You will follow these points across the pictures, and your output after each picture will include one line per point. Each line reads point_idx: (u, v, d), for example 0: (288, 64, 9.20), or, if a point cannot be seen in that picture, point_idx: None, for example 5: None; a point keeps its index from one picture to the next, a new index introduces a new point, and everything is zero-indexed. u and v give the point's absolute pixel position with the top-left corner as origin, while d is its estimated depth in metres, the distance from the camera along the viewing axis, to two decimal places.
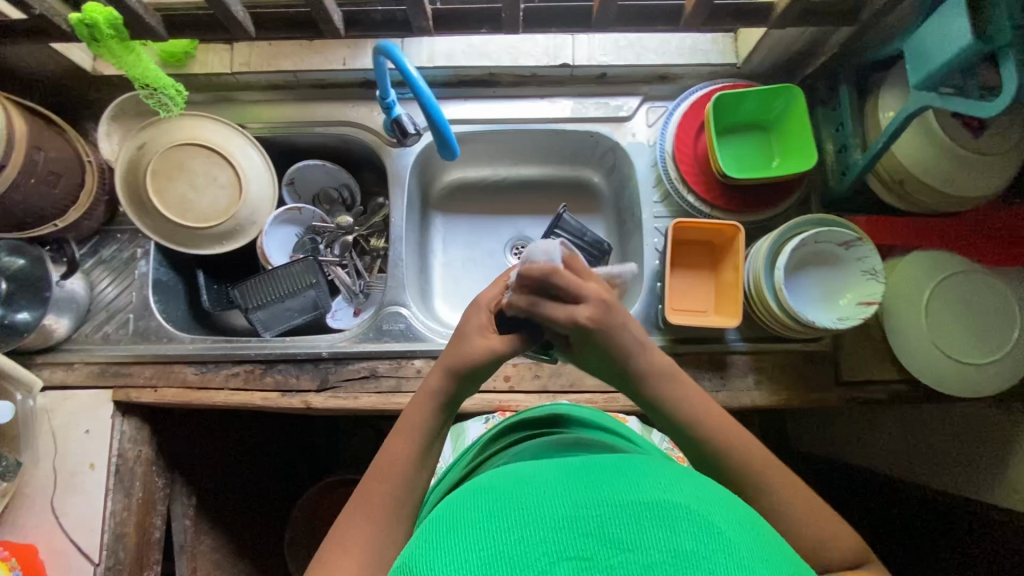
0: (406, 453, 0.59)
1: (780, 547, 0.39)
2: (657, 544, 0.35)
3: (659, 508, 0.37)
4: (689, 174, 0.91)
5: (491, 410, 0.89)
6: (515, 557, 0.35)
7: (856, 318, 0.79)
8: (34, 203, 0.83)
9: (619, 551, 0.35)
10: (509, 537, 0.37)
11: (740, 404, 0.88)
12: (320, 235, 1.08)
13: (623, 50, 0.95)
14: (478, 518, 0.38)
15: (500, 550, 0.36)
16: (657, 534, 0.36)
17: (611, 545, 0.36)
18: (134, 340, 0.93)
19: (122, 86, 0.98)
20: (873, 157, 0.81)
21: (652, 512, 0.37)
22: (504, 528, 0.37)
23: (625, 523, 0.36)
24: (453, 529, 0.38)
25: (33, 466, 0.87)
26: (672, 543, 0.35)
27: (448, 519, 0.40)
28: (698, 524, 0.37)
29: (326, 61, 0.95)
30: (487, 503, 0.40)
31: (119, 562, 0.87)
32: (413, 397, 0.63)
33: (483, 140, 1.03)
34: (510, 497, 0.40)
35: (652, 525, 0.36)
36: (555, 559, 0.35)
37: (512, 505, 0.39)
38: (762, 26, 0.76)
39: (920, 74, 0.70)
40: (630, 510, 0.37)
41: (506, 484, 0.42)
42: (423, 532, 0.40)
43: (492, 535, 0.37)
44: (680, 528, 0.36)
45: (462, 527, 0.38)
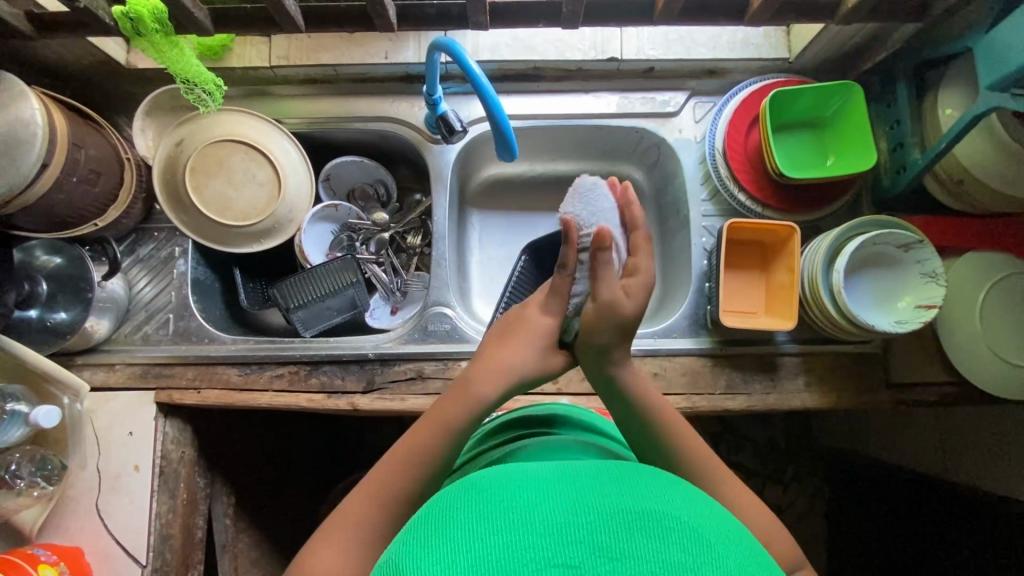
0: (432, 431, 0.60)
1: (766, 564, 0.39)
2: (647, 554, 0.35)
3: (651, 520, 0.37)
4: (740, 173, 0.89)
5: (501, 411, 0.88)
6: (502, 561, 0.35)
7: (916, 322, 0.78)
8: (75, 203, 0.81)
9: (607, 560, 0.35)
10: (496, 539, 0.36)
11: (789, 407, 0.87)
12: (356, 232, 1.05)
13: (672, 44, 0.93)
14: (467, 516, 0.38)
15: (487, 552, 0.35)
16: (648, 545, 0.36)
17: (598, 554, 0.35)
18: (176, 341, 0.92)
19: (157, 80, 0.95)
20: (934, 158, 0.79)
21: (642, 522, 0.37)
22: (493, 529, 0.37)
23: (615, 533, 0.36)
24: (443, 525, 0.38)
25: (79, 469, 0.86)
26: (664, 554, 0.35)
27: (437, 516, 0.39)
28: (689, 536, 0.37)
29: (368, 54, 0.93)
30: (475, 503, 0.39)
31: (165, 563, 0.87)
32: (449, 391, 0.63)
33: (524, 136, 1.01)
34: (501, 497, 0.39)
35: (644, 536, 0.36)
36: (542, 566, 0.35)
37: (502, 506, 0.39)
38: (828, 21, 0.74)
39: (994, 74, 0.68)
40: (621, 520, 0.37)
41: (494, 483, 0.42)
42: (410, 530, 0.40)
43: (477, 534, 0.37)
44: (670, 539, 0.36)
45: (452, 525, 0.38)
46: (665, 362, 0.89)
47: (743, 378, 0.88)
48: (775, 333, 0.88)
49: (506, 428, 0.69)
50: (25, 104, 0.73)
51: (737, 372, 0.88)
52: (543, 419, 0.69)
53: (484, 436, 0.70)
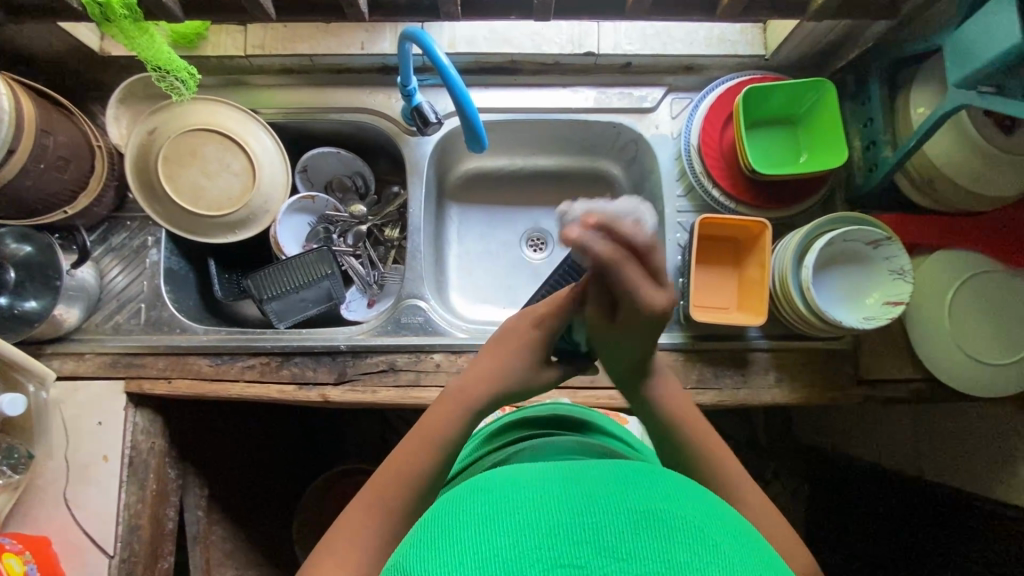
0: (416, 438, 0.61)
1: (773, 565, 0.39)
2: (653, 554, 0.35)
3: (656, 519, 0.37)
4: (715, 169, 0.90)
5: None
6: (507, 562, 0.34)
7: (882, 319, 0.78)
8: (44, 189, 0.80)
9: (614, 560, 0.35)
10: (502, 540, 0.36)
11: (760, 402, 0.88)
12: (333, 224, 1.05)
13: (649, 39, 0.93)
14: (471, 518, 0.38)
15: (493, 554, 0.35)
16: (654, 544, 0.35)
17: (605, 554, 0.35)
18: (147, 330, 0.91)
19: (132, 67, 0.95)
20: (905, 155, 0.80)
21: (647, 521, 0.37)
22: (499, 530, 0.37)
23: (622, 533, 0.36)
24: (448, 528, 0.38)
25: (46, 458, 0.85)
26: (670, 554, 0.35)
27: (442, 518, 0.39)
28: (695, 536, 0.36)
29: (344, 45, 0.92)
30: (480, 504, 0.39)
31: (133, 554, 0.86)
32: (437, 404, 0.64)
33: (502, 129, 1.01)
34: (507, 498, 0.39)
35: (649, 536, 0.36)
36: (548, 567, 0.34)
37: (508, 507, 0.38)
38: (799, 19, 0.74)
39: (963, 72, 0.69)
40: (628, 520, 0.37)
41: (499, 484, 0.41)
42: (416, 534, 0.40)
43: (484, 536, 0.36)
44: (676, 538, 0.36)
45: (457, 528, 0.38)
46: None
47: (715, 372, 0.89)
48: (747, 328, 0.88)
49: (509, 428, 0.69)
50: None
51: (708, 367, 0.89)
52: (541, 420, 0.69)
53: (486, 437, 0.71)
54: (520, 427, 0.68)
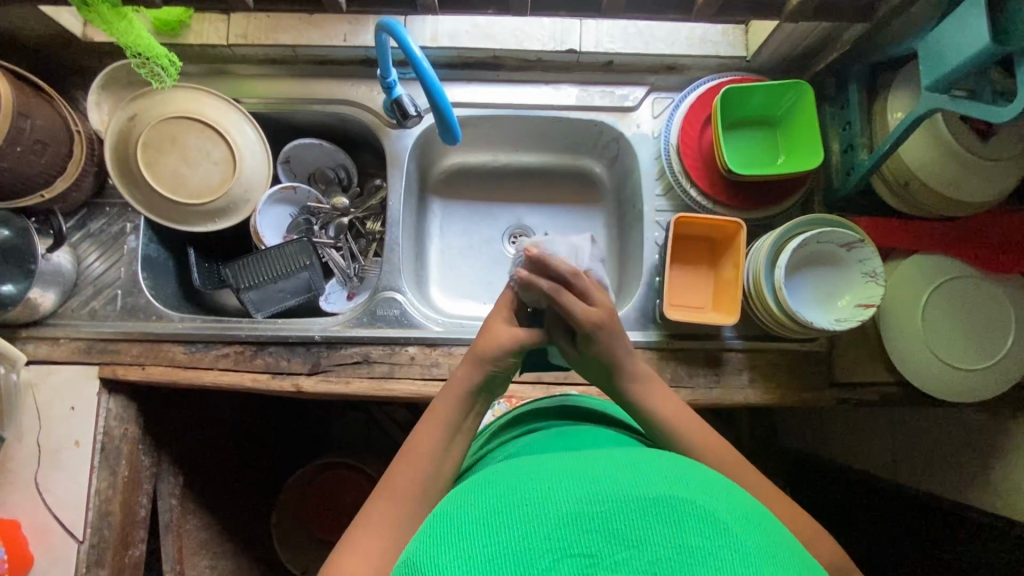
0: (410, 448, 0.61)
1: (788, 551, 0.40)
2: (662, 540, 0.37)
3: (664, 505, 0.39)
4: (692, 169, 0.90)
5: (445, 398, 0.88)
6: (521, 553, 0.37)
7: (854, 320, 0.78)
8: (21, 172, 0.81)
9: (625, 547, 0.37)
10: (513, 534, 0.38)
11: (733, 402, 0.88)
12: (314, 215, 1.06)
13: (631, 38, 0.93)
14: (482, 514, 0.40)
15: (505, 547, 0.37)
16: (662, 530, 0.37)
17: (616, 541, 0.37)
18: (123, 317, 0.91)
19: (114, 54, 0.95)
20: (880, 158, 0.80)
21: (655, 507, 0.39)
22: (512, 523, 0.39)
23: (631, 520, 0.38)
24: (457, 524, 0.40)
25: (17, 441, 0.85)
26: (678, 538, 0.37)
27: (455, 515, 0.41)
28: (702, 520, 0.38)
29: (326, 37, 0.92)
30: (492, 498, 0.41)
31: (103, 540, 0.86)
32: (421, 423, 0.63)
33: (484, 125, 1.01)
34: (514, 492, 0.42)
35: (658, 522, 0.38)
36: (561, 556, 0.37)
37: (515, 501, 0.41)
38: (776, 20, 0.75)
39: (934, 76, 0.69)
40: (636, 507, 0.39)
41: (510, 480, 0.44)
42: (426, 529, 0.42)
43: (498, 528, 0.39)
44: (686, 524, 0.38)
45: (471, 522, 0.40)
46: None
47: (689, 372, 0.89)
48: (721, 328, 0.89)
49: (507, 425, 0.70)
50: None
51: (682, 366, 0.89)
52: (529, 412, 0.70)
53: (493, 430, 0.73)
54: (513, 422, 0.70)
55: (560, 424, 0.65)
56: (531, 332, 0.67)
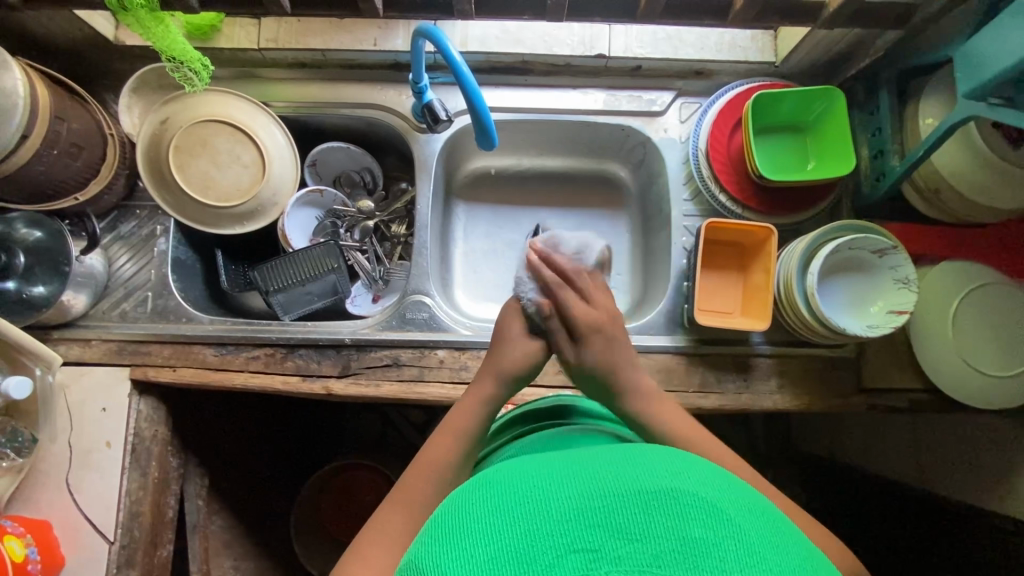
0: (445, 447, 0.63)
1: (792, 539, 0.40)
2: (665, 533, 0.37)
3: (667, 498, 0.38)
4: (722, 174, 0.90)
5: None
6: (522, 552, 0.36)
7: (886, 327, 0.79)
8: (56, 175, 0.81)
9: (626, 542, 0.36)
10: (515, 532, 0.38)
11: (762, 407, 0.88)
12: (340, 219, 1.06)
13: (660, 43, 0.93)
14: (484, 511, 0.40)
15: (507, 545, 0.37)
16: (665, 522, 0.37)
17: (618, 536, 0.37)
18: (153, 319, 0.92)
19: (146, 58, 0.95)
20: (913, 165, 0.80)
21: (658, 501, 0.38)
22: (511, 523, 0.38)
23: (632, 514, 0.38)
24: (459, 525, 0.40)
25: (50, 442, 0.86)
26: (682, 531, 0.37)
27: (454, 515, 0.41)
28: (705, 511, 0.38)
29: (357, 41, 0.93)
30: (492, 498, 0.41)
31: (133, 541, 0.87)
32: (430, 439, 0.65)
33: (511, 129, 1.01)
34: (516, 491, 0.41)
35: (661, 515, 0.37)
36: (562, 553, 0.36)
37: (517, 499, 0.40)
38: (810, 25, 0.75)
39: (972, 83, 0.69)
40: (637, 501, 0.38)
41: (509, 478, 0.43)
42: (428, 531, 0.41)
43: (497, 529, 0.38)
44: (688, 516, 0.37)
45: (472, 523, 0.39)
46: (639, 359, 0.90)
47: (717, 377, 0.89)
48: (749, 333, 0.89)
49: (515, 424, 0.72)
50: (6, 75, 0.72)
51: (711, 370, 0.89)
52: (535, 412, 0.72)
53: (498, 430, 0.74)
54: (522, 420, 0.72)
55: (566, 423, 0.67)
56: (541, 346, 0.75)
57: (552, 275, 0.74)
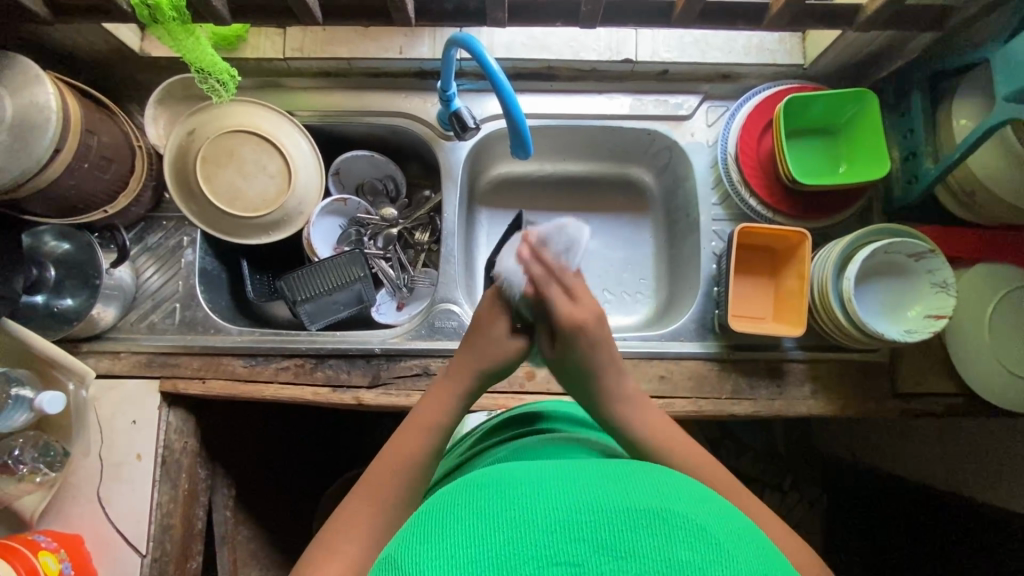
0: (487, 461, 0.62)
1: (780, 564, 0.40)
2: (652, 552, 0.36)
3: (654, 518, 0.38)
4: (752, 178, 0.89)
5: (495, 409, 0.88)
6: (504, 559, 0.36)
7: (926, 331, 0.78)
8: (87, 188, 0.81)
9: (610, 560, 0.36)
10: (497, 536, 0.37)
11: (795, 413, 0.87)
12: (364, 227, 1.05)
13: (687, 47, 0.93)
14: (468, 513, 0.39)
15: (488, 549, 0.37)
16: (652, 542, 0.37)
17: (602, 553, 0.36)
18: (181, 330, 0.91)
19: (171, 69, 0.95)
20: (948, 168, 0.79)
21: (647, 520, 0.38)
22: (495, 527, 0.38)
23: (620, 532, 0.37)
24: (441, 522, 0.39)
25: (81, 456, 0.85)
26: (667, 552, 0.36)
27: (439, 513, 0.40)
28: (696, 535, 0.37)
29: (383, 49, 0.93)
30: (480, 501, 0.40)
31: (165, 554, 0.86)
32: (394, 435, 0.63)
33: (536, 134, 1.01)
34: (504, 494, 0.41)
35: (648, 533, 0.37)
36: (544, 565, 0.36)
37: (502, 505, 0.40)
38: (845, 29, 0.74)
39: (1012, 86, 0.68)
40: (625, 518, 0.38)
41: (499, 482, 0.43)
42: (412, 525, 0.41)
43: (480, 533, 0.38)
44: (675, 537, 0.37)
45: (454, 523, 0.39)
46: (671, 365, 0.89)
47: (750, 383, 0.88)
48: (782, 338, 0.88)
49: (506, 425, 0.71)
50: (39, 89, 0.72)
51: (743, 377, 0.88)
52: (534, 417, 0.71)
53: (487, 432, 0.73)
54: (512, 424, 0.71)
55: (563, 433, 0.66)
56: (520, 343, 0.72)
57: (540, 270, 0.65)
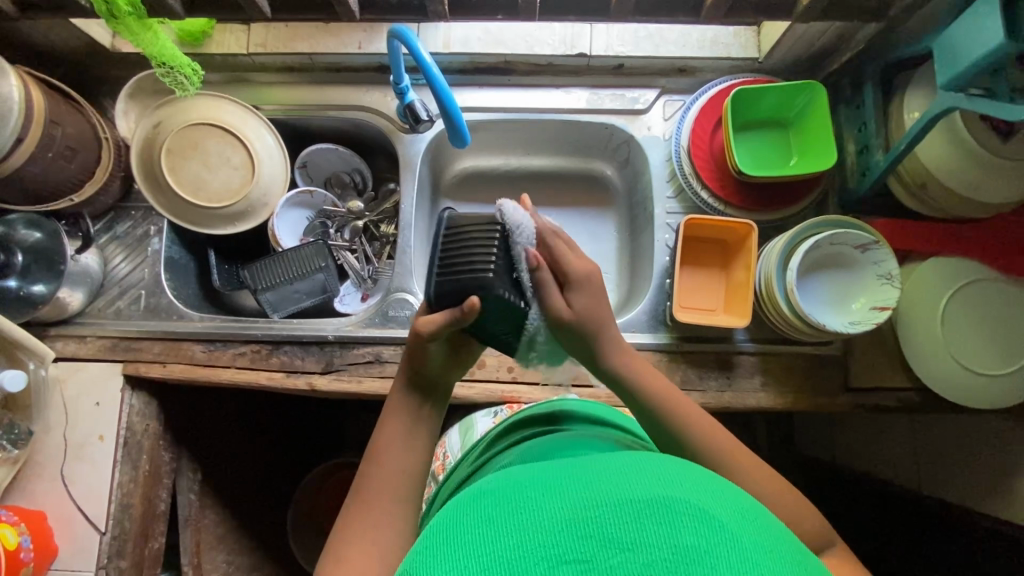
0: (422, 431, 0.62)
1: (786, 538, 0.41)
2: (657, 541, 0.37)
3: (658, 506, 0.39)
4: (703, 171, 0.90)
5: (500, 403, 0.88)
6: (514, 563, 0.37)
7: (868, 323, 0.77)
8: (51, 176, 0.84)
9: (619, 552, 0.37)
10: (508, 542, 0.38)
11: (745, 405, 0.87)
12: (330, 219, 1.08)
13: (642, 41, 0.94)
14: (478, 522, 0.40)
15: (500, 556, 0.37)
16: (658, 531, 0.37)
17: (611, 545, 0.37)
18: (146, 316, 0.94)
19: (142, 64, 0.99)
20: (895, 159, 0.78)
21: (652, 509, 0.39)
22: (505, 531, 0.39)
23: (625, 523, 0.38)
24: (455, 535, 0.40)
25: (45, 434, 0.89)
26: (673, 538, 0.37)
27: (449, 524, 0.42)
28: (698, 519, 0.38)
29: (342, 45, 0.96)
30: (488, 507, 0.42)
31: (124, 532, 0.89)
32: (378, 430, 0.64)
33: (496, 129, 1.02)
34: (511, 500, 0.42)
35: (652, 521, 0.38)
36: (555, 563, 0.37)
37: (509, 510, 0.41)
38: (786, 18, 0.74)
39: (950, 74, 0.68)
40: (627, 510, 0.39)
41: (504, 488, 0.44)
42: (425, 537, 0.42)
43: (493, 541, 0.39)
44: (680, 524, 0.37)
45: (464, 534, 0.40)
46: None
47: (699, 375, 0.88)
48: (732, 331, 0.88)
49: (514, 430, 0.68)
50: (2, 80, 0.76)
51: (692, 369, 0.88)
52: (538, 417, 0.68)
53: (493, 440, 0.69)
54: (521, 427, 0.68)
55: (558, 429, 0.64)
56: (449, 311, 0.56)
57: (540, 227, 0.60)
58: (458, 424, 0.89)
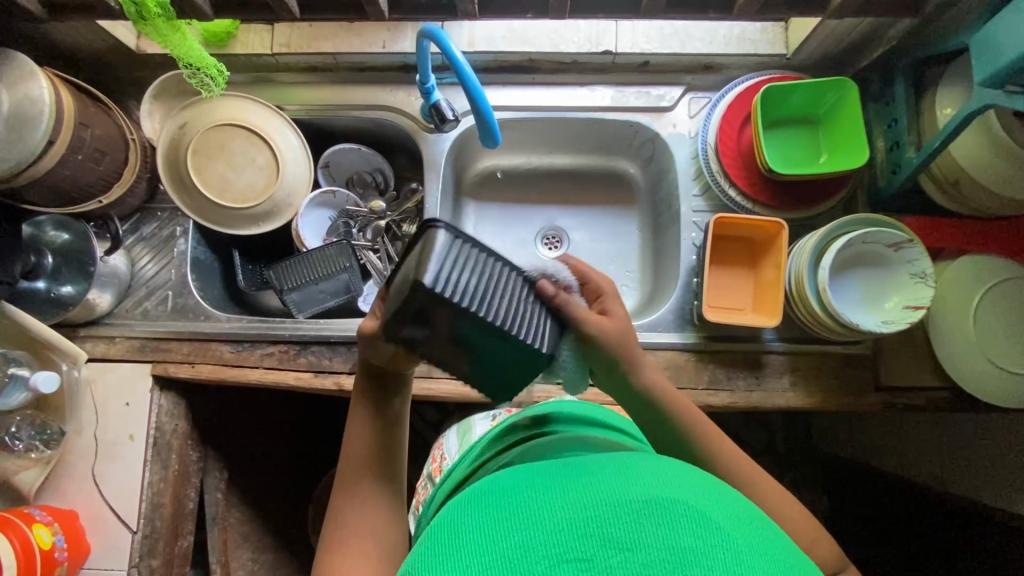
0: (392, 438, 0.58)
1: (780, 539, 0.41)
2: (655, 543, 0.36)
3: (656, 507, 0.38)
4: (732, 168, 0.89)
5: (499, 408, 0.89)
6: (517, 563, 0.36)
7: (901, 323, 0.77)
8: (80, 179, 0.85)
9: (618, 554, 0.36)
10: (505, 545, 0.38)
11: (773, 405, 0.86)
12: (353, 219, 1.07)
13: (668, 38, 0.93)
14: (475, 525, 0.40)
15: (499, 558, 0.37)
16: (655, 531, 0.37)
17: (610, 547, 0.36)
18: (174, 316, 0.95)
19: (167, 65, 0.99)
20: (928, 157, 0.78)
21: (649, 510, 0.38)
22: (503, 533, 0.38)
23: (622, 525, 0.37)
24: (455, 537, 0.39)
25: (77, 435, 0.89)
26: (670, 539, 0.36)
27: (447, 528, 0.41)
28: (696, 520, 0.38)
29: (366, 44, 0.95)
30: (488, 509, 0.41)
31: (155, 531, 0.89)
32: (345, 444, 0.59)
33: (519, 128, 1.02)
34: (512, 502, 0.41)
35: (650, 523, 0.37)
36: (554, 562, 0.36)
37: (510, 512, 0.40)
38: (820, 15, 0.74)
39: (986, 71, 0.67)
40: (626, 511, 0.38)
41: (506, 489, 0.43)
42: (425, 539, 0.42)
43: (492, 544, 0.38)
44: (678, 526, 0.37)
45: (463, 535, 0.39)
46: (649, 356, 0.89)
47: (727, 374, 0.88)
48: (761, 330, 0.87)
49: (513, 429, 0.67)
50: (34, 84, 0.76)
51: (720, 368, 0.88)
52: (539, 417, 0.66)
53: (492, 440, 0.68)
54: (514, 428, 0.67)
55: (554, 428, 0.63)
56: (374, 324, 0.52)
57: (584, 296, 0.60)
58: (455, 428, 0.89)
